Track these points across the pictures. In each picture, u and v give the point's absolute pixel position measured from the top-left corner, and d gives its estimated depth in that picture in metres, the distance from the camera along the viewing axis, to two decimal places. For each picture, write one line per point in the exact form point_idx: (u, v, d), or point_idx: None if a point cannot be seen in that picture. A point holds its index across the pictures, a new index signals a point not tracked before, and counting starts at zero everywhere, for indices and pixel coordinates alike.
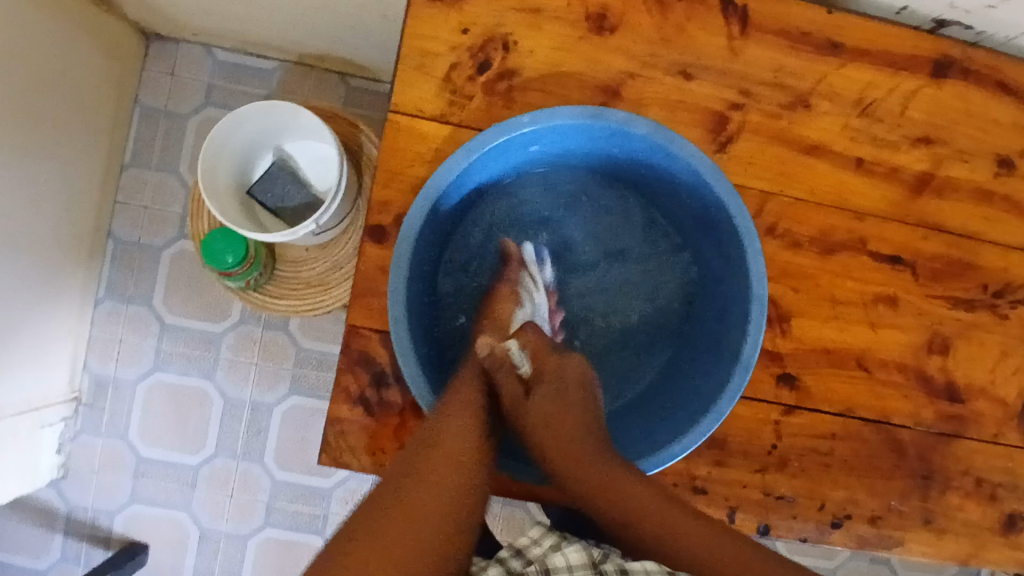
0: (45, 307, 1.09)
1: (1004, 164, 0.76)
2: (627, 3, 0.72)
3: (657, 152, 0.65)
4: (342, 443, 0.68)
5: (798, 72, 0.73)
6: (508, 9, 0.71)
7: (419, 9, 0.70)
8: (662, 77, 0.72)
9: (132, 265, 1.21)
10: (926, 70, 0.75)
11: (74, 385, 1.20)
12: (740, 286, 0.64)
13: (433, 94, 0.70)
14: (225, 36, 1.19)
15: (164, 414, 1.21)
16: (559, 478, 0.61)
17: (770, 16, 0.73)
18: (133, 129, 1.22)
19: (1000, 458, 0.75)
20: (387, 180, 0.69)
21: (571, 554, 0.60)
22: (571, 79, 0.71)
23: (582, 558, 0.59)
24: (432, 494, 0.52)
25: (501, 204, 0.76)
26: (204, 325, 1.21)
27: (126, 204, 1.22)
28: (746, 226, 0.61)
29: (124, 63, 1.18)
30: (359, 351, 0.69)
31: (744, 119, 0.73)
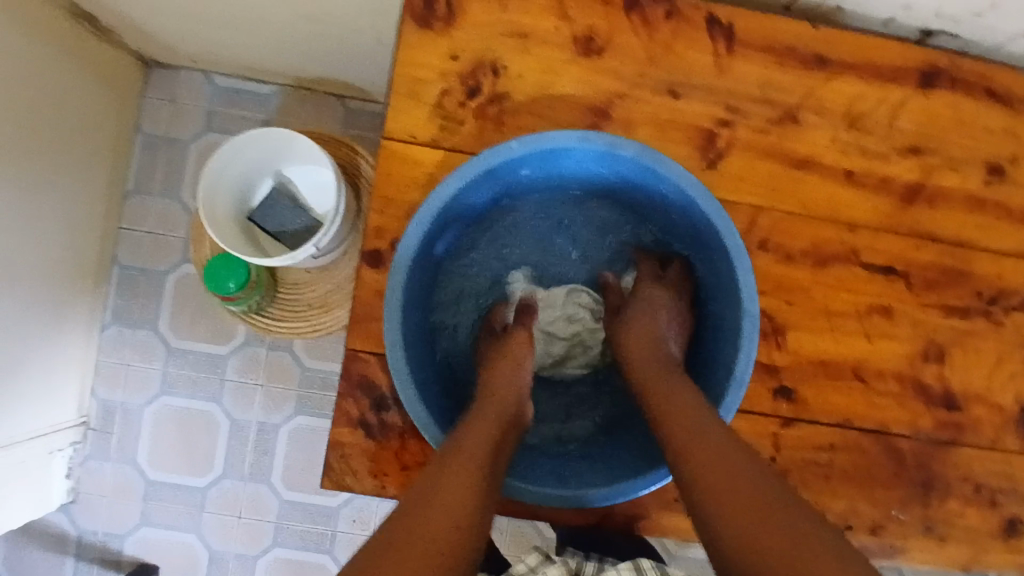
0: (53, 334, 1.11)
1: (994, 171, 0.77)
2: (614, 25, 0.73)
3: (646, 172, 0.66)
4: (344, 467, 0.69)
5: (785, 87, 0.74)
6: (497, 35, 0.72)
7: (410, 37, 0.71)
8: (650, 96, 0.73)
9: (138, 290, 1.23)
10: (912, 81, 0.76)
11: (82, 410, 1.21)
12: (731, 303, 0.65)
13: (425, 120, 0.71)
14: (223, 63, 1.21)
15: (172, 437, 1.22)
16: (561, 498, 0.61)
17: (756, 33, 0.74)
18: (135, 157, 1.24)
19: (1000, 465, 0.75)
20: (383, 206, 0.70)
21: (552, 567, 0.60)
22: (560, 101, 0.72)
23: (563, 570, 0.60)
24: (445, 504, 0.50)
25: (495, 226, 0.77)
26: (209, 348, 1.22)
27: (130, 230, 1.24)
28: (735, 244, 0.62)
29: (125, 93, 1.20)
30: (358, 375, 0.69)
31: (733, 134, 0.74)
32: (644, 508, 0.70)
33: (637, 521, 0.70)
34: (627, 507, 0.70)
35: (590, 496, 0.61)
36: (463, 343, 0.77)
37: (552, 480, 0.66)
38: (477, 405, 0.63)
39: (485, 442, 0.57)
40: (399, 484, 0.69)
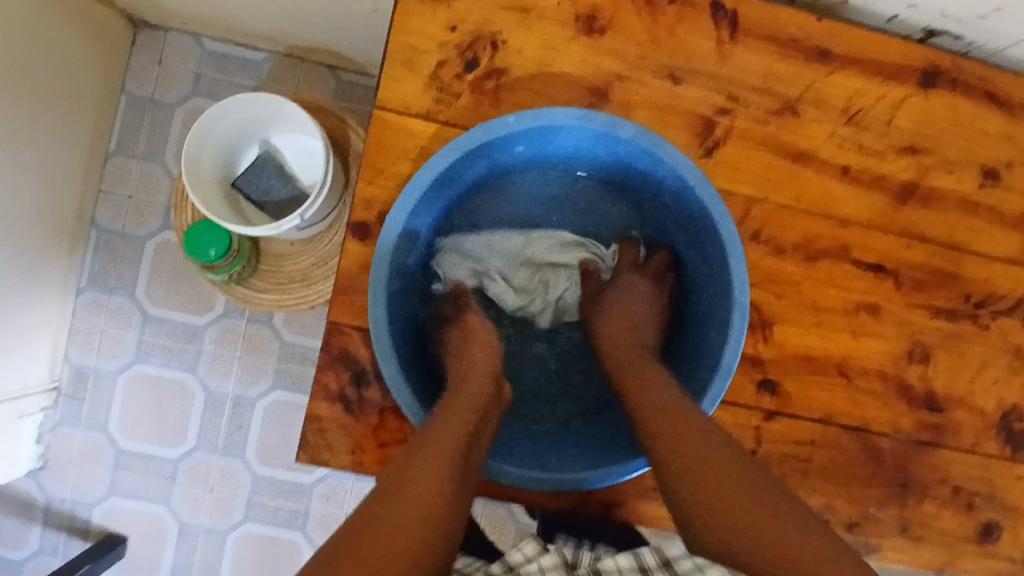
0: (26, 296, 1.08)
1: (988, 175, 0.77)
2: (617, 4, 0.71)
3: (643, 155, 0.65)
4: (319, 441, 0.68)
5: (786, 78, 0.73)
6: (498, 8, 0.70)
7: (409, 5, 0.69)
8: (651, 80, 0.72)
9: (115, 255, 1.20)
10: (914, 80, 0.75)
11: (54, 375, 1.18)
12: (722, 292, 0.64)
13: (419, 91, 0.69)
14: (214, 25, 1.17)
15: (145, 406, 1.20)
16: (555, 482, 0.61)
17: (761, 22, 0.73)
18: (119, 117, 1.21)
19: (978, 468, 0.75)
20: (372, 176, 0.68)
21: (543, 558, 0.56)
22: (559, 79, 0.70)
23: (555, 560, 0.56)
24: (406, 517, 0.47)
25: (487, 206, 0.76)
26: (187, 317, 1.20)
27: (110, 192, 1.20)
28: (730, 232, 0.61)
29: (110, 50, 1.16)
30: (339, 349, 0.68)
31: (732, 123, 0.72)
32: (623, 496, 0.70)
33: (615, 508, 0.70)
34: (605, 492, 0.70)
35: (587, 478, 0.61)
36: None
37: (531, 460, 0.65)
38: (449, 398, 0.60)
39: (448, 454, 0.54)
40: (376, 462, 0.68)
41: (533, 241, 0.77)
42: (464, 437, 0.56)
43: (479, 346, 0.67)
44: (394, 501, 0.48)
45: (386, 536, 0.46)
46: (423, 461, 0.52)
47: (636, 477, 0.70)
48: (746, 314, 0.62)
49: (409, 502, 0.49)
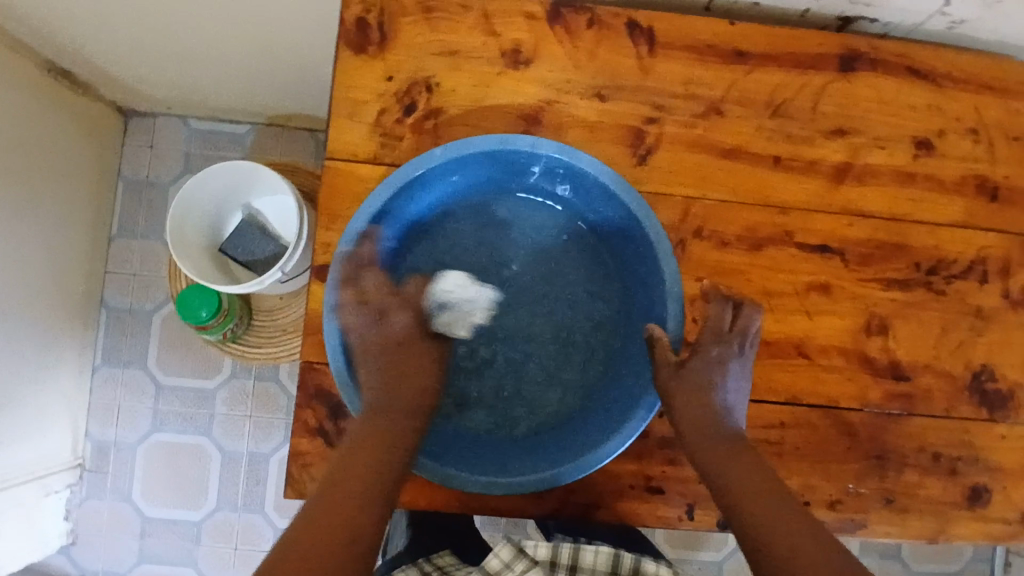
0: (43, 379, 1.15)
1: (922, 145, 0.80)
2: (539, 35, 0.76)
3: (565, 169, 0.71)
4: (304, 476, 0.72)
5: (707, 81, 0.77)
6: (428, 54, 0.76)
7: (345, 61, 0.75)
8: (578, 101, 0.76)
9: (126, 331, 1.27)
10: (833, 66, 0.78)
11: (77, 452, 1.24)
12: (659, 285, 0.69)
13: (364, 138, 0.74)
14: (197, 106, 1.27)
15: (165, 473, 1.25)
16: (527, 483, 0.65)
17: (676, 33, 0.77)
18: (118, 202, 1.30)
19: (955, 432, 0.78)
20: (330, 222, 0.74)
21: None
22: (493, 111, 0.76)
23: None
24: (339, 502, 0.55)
25: (431, 233, 0.79)
26: (196, 382, 1.26)
27: (115, 272, 1.28)
28: (660, 229, 0.67)
29: (103, 141, 1.25)
30: (315, 385, 0.73)
31: (661, 130, 0.76)
32: (601, 497, 0.73)
33: (594, 510, 0.73)
34: (585, 493, 0.73)
35: (559, 474, 0.65)
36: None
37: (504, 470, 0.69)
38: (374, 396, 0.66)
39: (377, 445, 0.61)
40: None
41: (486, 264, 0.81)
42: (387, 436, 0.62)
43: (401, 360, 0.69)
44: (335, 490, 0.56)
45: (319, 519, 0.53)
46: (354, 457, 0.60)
47: (612, 478, 0.73)
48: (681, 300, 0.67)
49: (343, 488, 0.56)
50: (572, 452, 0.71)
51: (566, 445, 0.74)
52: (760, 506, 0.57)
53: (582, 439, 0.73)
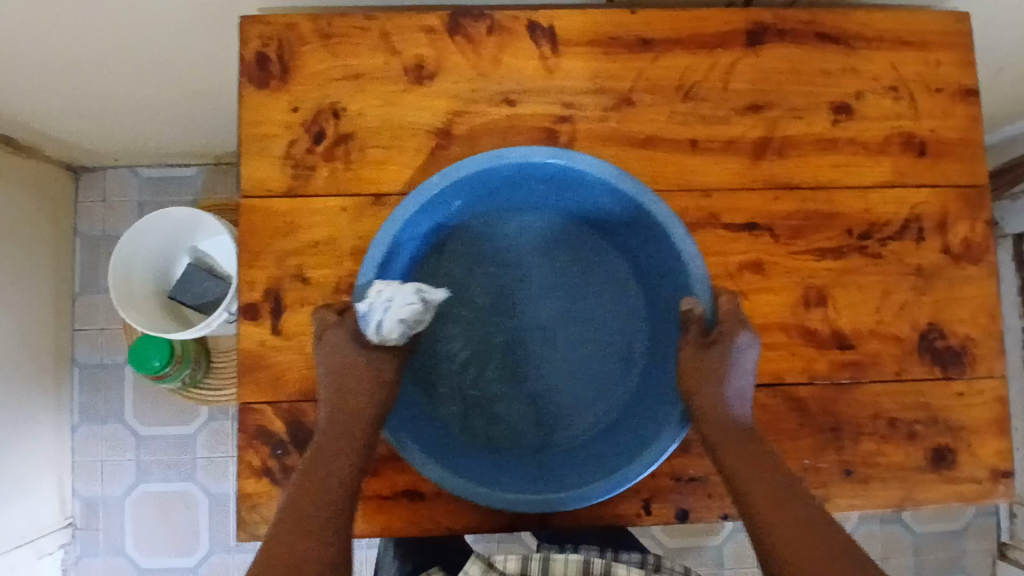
0: (22, 444, 1.15)
1: (841, 110, 0.78)
2: (440, 49, 0.76)
3: (568, 174, 0.70)
4: (255, 516, 0.72)
5: (615, 74, 0.77)
6: (331, 81, 0.75)
7: (249, 98, 0.75)
8: (488, 109, 0.76)
9: (100, 387, 1.28)
10: (740, 42, 0.78)
11: (66, 512, 1.25)
12: (684, 278, 0.68)
13: (277, 172, 0.74)
14: (143, 155, 1.27)
15: (156, 523, 1.26)
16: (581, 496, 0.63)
17: (577, 29, 0.77)
18: (78, 259, 1.30)
19: (910, 395, 0.77)
20: (252, 260, 0.73)
21: None
22: (403, 129, 0.75)
23: None
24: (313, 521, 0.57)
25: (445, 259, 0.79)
26: (176, 429, 1.27)
27: (83, 329, 1.29)
28: (665, 213, 0.66)
29: (55, 201, 1.25)
30: (255, 425, 0.72)
31: (574, 129, 0.76)
32: (555, 503, 0.73)
33: (549, 517, 0.73)
34: None
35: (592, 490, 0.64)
36: (439, 364, 0.79)
37: (531, 484, 0.68)
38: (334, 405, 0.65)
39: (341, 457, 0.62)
40: None
41: (508, 278, 0.80)
42: (351, 451, 0.62)
43: (362, 379, 0.65)
44: (307, 504, 0.58)
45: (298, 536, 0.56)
46: (328, 467, 0.61)
47: None
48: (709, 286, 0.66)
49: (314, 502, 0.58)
50: (616, 458, 0.70)
51: (610, 452, 0.73)
52: (794, 515, 0.56)
53: (629, 442, 0.72)
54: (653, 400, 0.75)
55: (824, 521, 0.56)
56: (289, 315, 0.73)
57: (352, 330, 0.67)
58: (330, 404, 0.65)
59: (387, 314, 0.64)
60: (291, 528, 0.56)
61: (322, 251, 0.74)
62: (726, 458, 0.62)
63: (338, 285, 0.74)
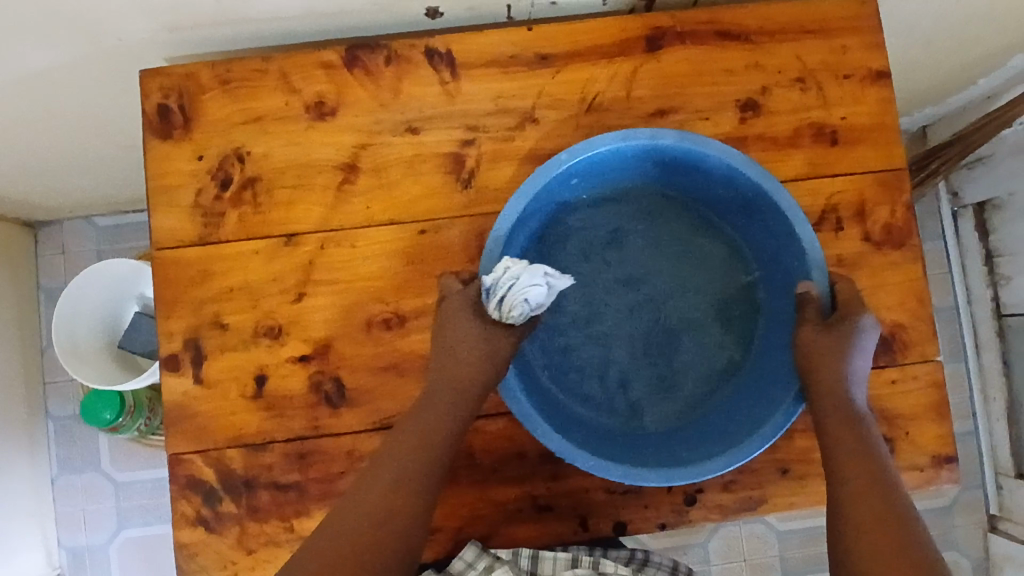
0: (3, 502, 1.16)
1: (748, 107, 0.78)
2: (339, 84, 0.76)
3: (686, 157, 0.70)
4: (193, 566, 0.72)
5: (515, 92, 0.77)
6: (233, 126, 0.76)
7: (155, 151, 0.75)
8: (392, 139, 0.76)
9: (74, 438, 1.28)
10: (640, 49, 0.77)
11: (52, 563, 1.26)
12: (800, 257, 0.68)
13: (188, 222, 0.75)
14: (94, 205, 1.28)
15: (141, 567, 1.27)
16: (698, 471, 0.64)
17: (475, 51, 0.77)
18: (43, 313, 1.31)
19: None
20: (170, 311, 0.74)
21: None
22: (309, 167, 0.76)
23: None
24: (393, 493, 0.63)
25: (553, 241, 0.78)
26: (153, 473, 1.28)
27: (54, 383, 1.30)
28: (786, 203, 0.66)
29: (15, 259, 1.26)
30: (186, 476, 0.72)
31: (479, 151, 0.76)
32: (491, 528, 0.74)
33: (486, 542, 0.74)
34: (472, 528, 0.74)
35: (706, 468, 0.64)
36: (559, 345, 0.78)
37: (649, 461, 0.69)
38: (441, 372, 0.68)
39: (432, 434, 0.66)
40: (249, 568, 0.72)
41: (619, 255, 0.78)
42: (442, 429, 0.66)
43: (467, 357, 0.68)
44: (388, 478, 0.63)
45: (371, 509, 0.61)
46: (416, 440, 0.65)
47: (499, 506, 0.74)
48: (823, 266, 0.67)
49: (393, 478, 0.63)
50: (736, 431, 0.70)
51: (713, 432, 0.73)
52: (868, 493, 0.59)
53: (747, 413, 0.72)
54: (746, 403, 0.74)
55: (908, 511, 0.57)
56: (210, 363, 0.73)
57: (476, 303, 0.68)
58: (437, 372, 0.68)
59: (513, 291, 0.66)
60: (373, 496, 0.62)
61: (237, 296, 0.74)
62: (829, 432, 0.63)
63: (256, 329, 0.74)
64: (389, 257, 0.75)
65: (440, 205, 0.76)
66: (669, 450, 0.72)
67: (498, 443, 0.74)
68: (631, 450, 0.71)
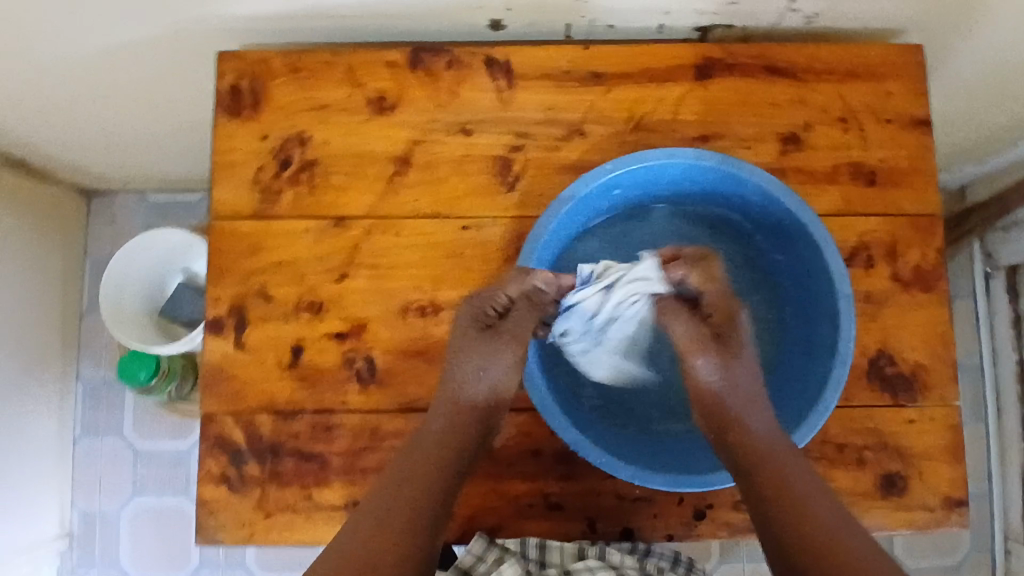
0: (25, 456, 1.21)
1: (788, 141, 0.81)
2: (401, 82, 0.81)
3: (728, 181, 0.72)
4: (212, 523, 0.75)
5: (566, 106, 0.80)
6: (299, 112, 0.80)
7: (223, 128, 0.80)
8: (445, 138, 0.80)
9: (101, 402, 1.33)
10: (689, 76, 0.81)
11: (64, 522, 1.30)
12: (826, 288, 0.70)
13: (246, 196, 0.79)
14: (149, 181, 1.34)
15: (150, 536, 1.30)
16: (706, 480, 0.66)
17: (532, 63, 0.81)
18: (86, 279, 1.36)
19: (859, 421, 0.77)
20: (219, 278, 0.78)
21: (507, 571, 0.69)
22: (364, 157, 0.80)
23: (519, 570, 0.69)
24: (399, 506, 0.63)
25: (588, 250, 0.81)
26: (172, 445, 1.31)
27: (88, 346, 1.35)
28: (821, 233, 0.68)
29: (68, 225, 1.33)
30: (216, 435, 0.76)
31: (526, 157, 0.80)
32: (502, 520, 0.76)
33: (495, 533, 0.76)
34: (483, 518, 0.76)
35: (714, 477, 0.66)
36: None
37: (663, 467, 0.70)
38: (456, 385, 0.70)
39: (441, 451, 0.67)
40: (265, 532, 0.75)
41: None
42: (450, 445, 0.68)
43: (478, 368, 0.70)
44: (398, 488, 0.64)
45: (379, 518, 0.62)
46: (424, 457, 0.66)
47: (511, 499, 0.76)
48: (851, 302, 0.67)
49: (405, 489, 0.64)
50: None
51: None
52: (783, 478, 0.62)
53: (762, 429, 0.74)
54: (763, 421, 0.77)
55: (808, 484, 0.61)
56: (251, 330, 0.77)
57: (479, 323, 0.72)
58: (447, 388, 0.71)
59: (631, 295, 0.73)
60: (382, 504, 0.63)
61: (284, 271, 0.78)
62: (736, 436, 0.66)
63: (298, 303, 0.78)
64: (430, 248, 0.78)
65: (484, 205, 0.79)
66: (683, 458, 0.73)
67: (516, 437, 0.76)
68: (649, 456, 0.73)
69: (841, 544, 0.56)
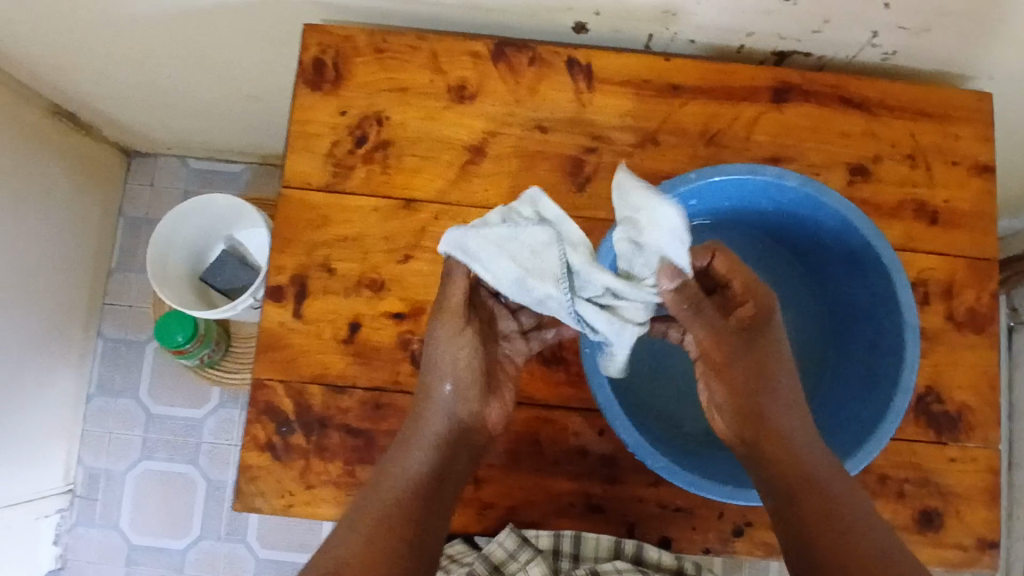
0: (42, 409, 1.20)
1: (857, 172, 0.82)
2: (482, 73, 0.81)
3: (805, 203, 0.74)
4: (252, 489, 0.75)
5: (642, 114, 0.81)
6: (379, 91, 0.81)
7: (302, 99, 0.81)
8: (520, 133, 0.81)
9: (119, 362, 1.32)
10: (765, 98, 0.82)
11: (69, 478, 1.29)
12: (893, 320, 0.71)
13: (319, 168, 0.80)
14: (195, 147, 1.34)
15: (154, 501, 1.29)
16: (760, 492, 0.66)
17: (613, 69, 0.82)
18: (118, 237, 1.36)
19: (902, 454, 0.78)
20: (283, 246, 0.78)
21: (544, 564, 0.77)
22: (439, 143, 0.80)
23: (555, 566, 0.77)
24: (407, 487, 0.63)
25: None
26: (186, 412, 1.30)
27: (113, 305, 1.34)
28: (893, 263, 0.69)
29: (107, 181, 1.32)
30: (265, 402, 0.76)
31: (598, 160, 0.81)
32: (541, 515, 0.76)
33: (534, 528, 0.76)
34: (524, 511, 0.76)
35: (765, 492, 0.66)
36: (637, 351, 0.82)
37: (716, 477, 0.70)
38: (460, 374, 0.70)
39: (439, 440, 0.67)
40: (304, 503, 0.74)
41: None
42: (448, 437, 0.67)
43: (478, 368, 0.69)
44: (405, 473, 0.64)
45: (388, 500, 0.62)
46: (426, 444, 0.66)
47: (551, 496, 0.76)
48: (917, 334, 0.70)
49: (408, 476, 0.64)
50: None
51: None
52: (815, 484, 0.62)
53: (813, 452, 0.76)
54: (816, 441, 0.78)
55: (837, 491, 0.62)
56: (310, 301, 0.77)
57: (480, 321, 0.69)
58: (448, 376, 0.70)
59: None
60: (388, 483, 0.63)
61: (350, 246, 0.78)
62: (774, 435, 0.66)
63: (360, 279, 0.78)
64: None
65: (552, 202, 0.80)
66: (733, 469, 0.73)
67: (564, 435, 0.76)
68: (700, 466, 0.72)
69: (881, 554, 0.57)
